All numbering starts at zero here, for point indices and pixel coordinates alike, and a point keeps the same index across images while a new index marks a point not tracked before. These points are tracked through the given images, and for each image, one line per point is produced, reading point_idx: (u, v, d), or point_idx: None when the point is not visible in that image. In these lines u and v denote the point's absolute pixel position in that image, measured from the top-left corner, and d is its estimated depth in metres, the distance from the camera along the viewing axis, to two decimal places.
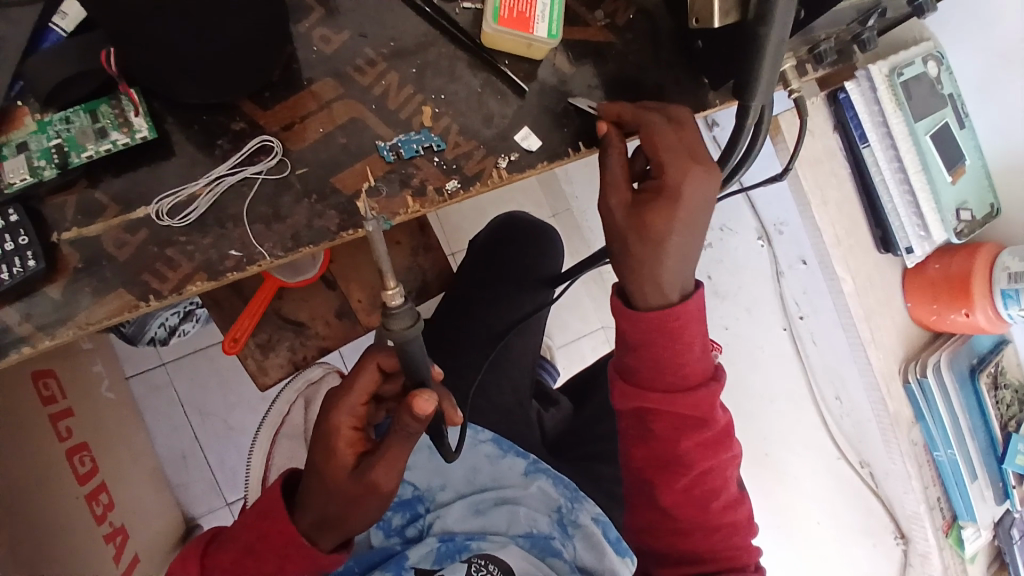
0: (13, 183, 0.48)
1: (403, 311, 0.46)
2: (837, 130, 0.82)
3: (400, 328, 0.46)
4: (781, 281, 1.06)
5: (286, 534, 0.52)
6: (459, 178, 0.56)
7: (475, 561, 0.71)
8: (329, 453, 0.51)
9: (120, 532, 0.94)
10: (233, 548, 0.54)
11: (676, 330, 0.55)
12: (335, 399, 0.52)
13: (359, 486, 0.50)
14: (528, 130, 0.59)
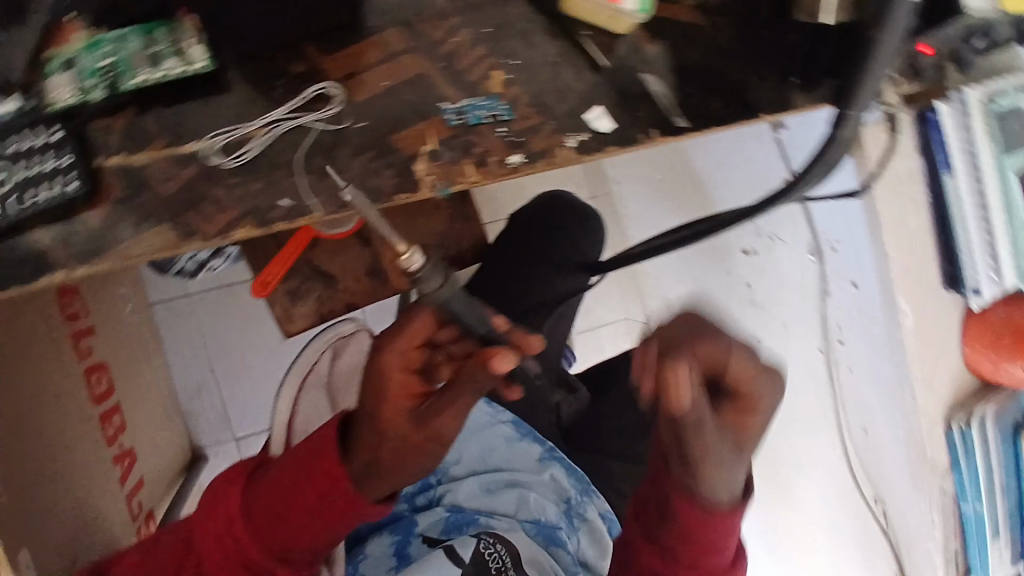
0: (58, 102, 0.46)
1: (428, 270, 0.49)
2: (920, 153, 0.75)
3: (432, 286, 0.49)
4: (826, 301, 0.99)
5: (336, 476, 0.47)
6: (524, 153, 0.52)
7: (484, 538, 0.68)
8: (387, 396, 0.47)
9: (128, 455, 0.95)
10: (273, 482, 0.48)
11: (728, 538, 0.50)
12: (392, 341, 0.47)
13: (422, 432, 0.46)
14: (601, 110, 0.54)
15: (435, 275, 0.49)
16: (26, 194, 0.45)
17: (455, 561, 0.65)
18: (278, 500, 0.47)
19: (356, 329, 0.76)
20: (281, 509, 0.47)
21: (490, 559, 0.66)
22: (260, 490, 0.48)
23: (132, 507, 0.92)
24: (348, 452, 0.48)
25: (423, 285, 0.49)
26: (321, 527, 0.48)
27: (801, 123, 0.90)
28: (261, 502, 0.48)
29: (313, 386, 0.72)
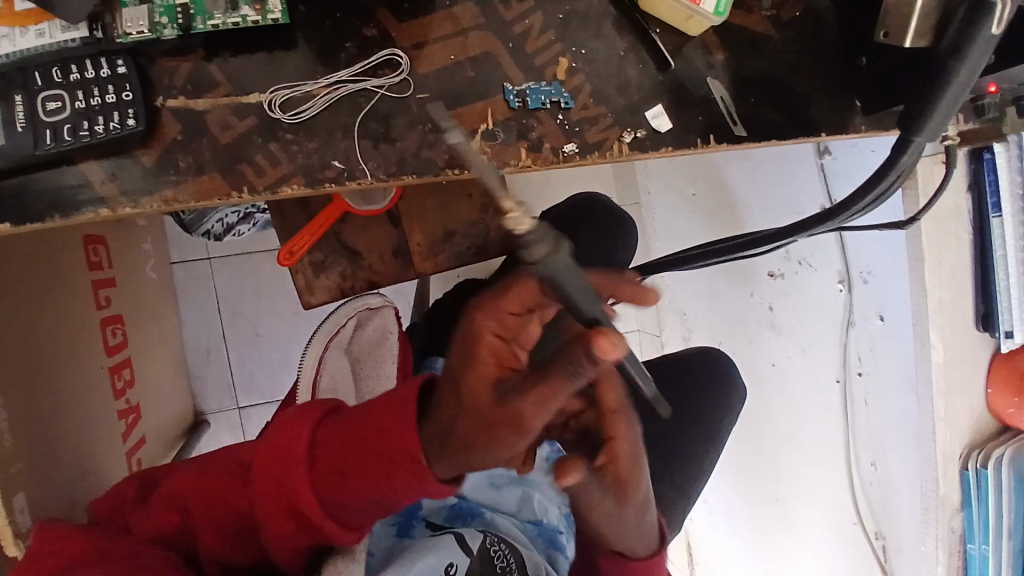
0: (130, 33, 0.45)
1: (537, 236, 0.39)
2: (970, 190, 0.75)
3: (543, 253, 0.39)
4: (849, 331, 1.00)
5: (408, 439, 0.46)
6: (578, 142, 0.51)
7: (491, 534, 0.67)
8: (476, 361, 0.46)
9: (134, 411, 0.94)
10: (349, 429, 0.47)
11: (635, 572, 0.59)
12: (490, 305, 0.48)
13: (500, 410, 0.44)
14: (661, 109, 0.54)
15: (545, 240, 0.39)
16: (80, 125, 0.44)
17: (463, 548, 0.63)
18: (346, 451, 0.47)
19: (383, 304, 0.76)
20: (345, 462, 0.46)
21: (496, 556, 0.65)
22: (330, 436, 0.48)
23: (132, 463, 0.91)
24: (423, 416, 0.47)
25: (525, 249, 0.39)
26: (379, 491, 0.46)
27: (847, 148, 0.90)
28: (328, 450, 0.47)
29: (337, 351, 0.72)
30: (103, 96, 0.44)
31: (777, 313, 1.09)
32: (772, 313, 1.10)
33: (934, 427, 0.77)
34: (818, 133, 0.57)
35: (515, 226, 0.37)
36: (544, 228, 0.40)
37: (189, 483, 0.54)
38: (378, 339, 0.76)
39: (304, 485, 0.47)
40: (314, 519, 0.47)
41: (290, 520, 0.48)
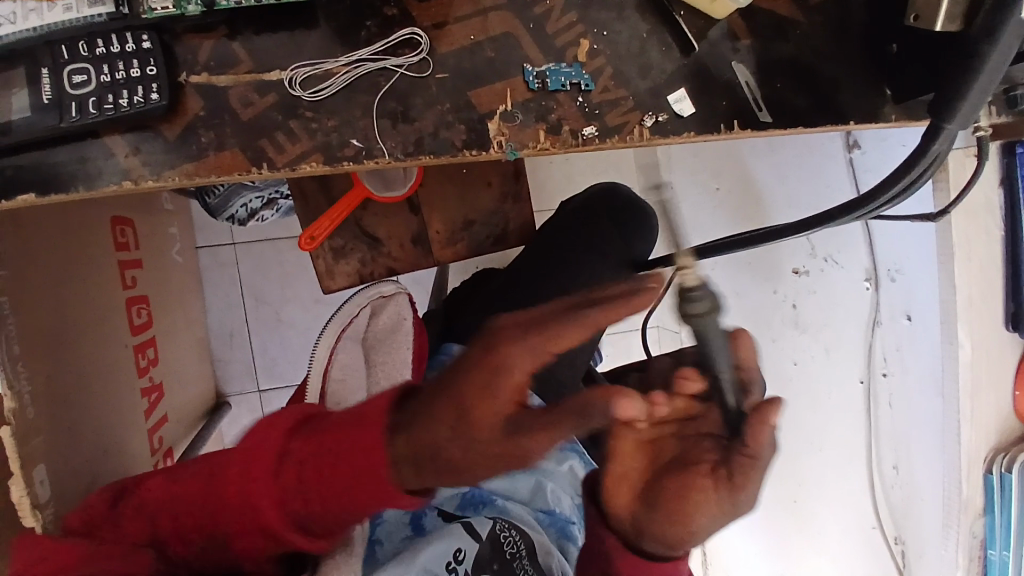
0: (154, 8, 0.46)
1: (704, 293, 0.48)
2: (1002, 185, 0.72)
3: (701, 310, 0.48)
4: (874, 331, 0.97)
5: (378, 456, 0.45)
6: (598, 125, 0.51)
7: (502, 522, 0.67)
8: (498, 393, 0.44)
9: (157, 390, 0.97)
10: (319, 442, 0.47)
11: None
12: (528, 334, 0.45)
13: (504, 448, 0.44)
14: (683, 93, 0.53)
15: (708, 300, 0.48)
16: (105, 98, 0.44)
17: (471, 534, 0.64)
18: (314, 467, 0.46)
19: (396, 291, 0.78)
20: (315, 478, 0.46)
21: (506, 543, 0.65)
22: (298, 450, 0.47)
23: (153, 441, 0.94)
24: (408, 431, 0.45)
25: (689, 301, 0.48)
26: (353, 505, 0.46)
27: (876, 138, 0.86)
28: (297, 466, 0.46)
29: (350, 342, 0.72)
30: (128, 71, 0.45)
31: (800, 310, 1.07)
32: (795, 311, 1.08)
33: (958, 426, 0.75)
34: (847, 122, 0.55)
35: (684, 281, 0.48)
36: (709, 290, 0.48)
37: (158, 491, 0.52)
38: (394, 325, 0.77)
39: (276, 500, 0.46)
40: (287, 532, 0.47)
41: (263, 533, 0.47)
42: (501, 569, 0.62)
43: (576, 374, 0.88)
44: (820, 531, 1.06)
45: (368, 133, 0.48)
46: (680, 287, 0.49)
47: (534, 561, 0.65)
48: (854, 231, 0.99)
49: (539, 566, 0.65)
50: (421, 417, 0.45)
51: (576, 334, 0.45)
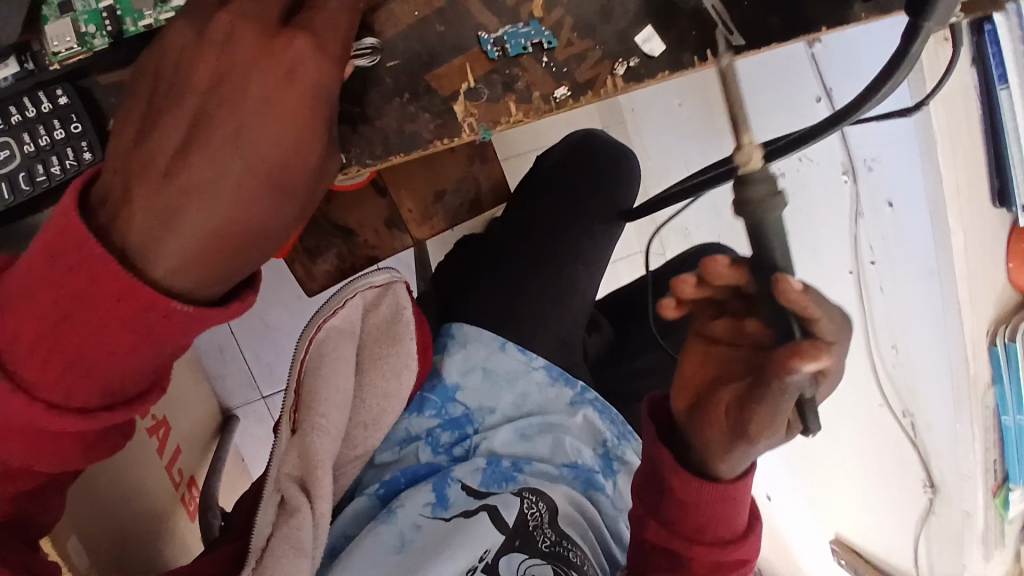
0: (58, 53, 0.48)
1: (763, 176, 0.45)
2: (975, 63, 0.76)
3: (761, 195, 0.45)
4: (857, 223, 0.99)
5: (135, 285, 0.39)
6: (569, 84, 0.47)
7: (526, 496, 0.68)
8: (264, 156, 0.40)
9: (163, 425, 1.00)
10: (79, 288, 0.39)
11: (729, 500, 0.61)
12: (256, 79, 0.41)
13: (256, 221, 0.41)
14: (651, 30, 0.49)
15: (769, 183, 0.45)
16: (35, 170, 0.46)
17: (497, 524, 0.65)
18: (72, 330, 0.40)
19: (389, 281, 0.74)
20: (77, 338, 0.40)
21: (529, 515, 0.66)
22: (11, 314, 0.40)
23: (172, 475, 1.00)
24: (161, 217, 0.39)
25: (749, 184, 0.45)
26: (122, 355, 0.41)
27: (838, 40, 0.88)
28: (39, 326, 0.40)
29: (336, 333, 0.66)
30: (51, 133, 0.47)
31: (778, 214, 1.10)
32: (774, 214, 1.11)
33: (959, 311, 0.86)
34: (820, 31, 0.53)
35: (747, 162, 0.44)
36: (770, 173, 0.46)
37: None
38: (393, 316, 0.72)
39: (60, 377, 0.41)
40: (81, 400, 0.42)
41: (60, 414, 0.42)
42: (523, 544, 0.64)
43: (580, 327, 0.88)
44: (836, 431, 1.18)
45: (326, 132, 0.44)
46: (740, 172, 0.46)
47: (555, 526, 0.66)
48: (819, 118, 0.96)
49: (560, 530, 0.66)
50: (151, 197, 0.40)
51: (306, 108, 0.41)
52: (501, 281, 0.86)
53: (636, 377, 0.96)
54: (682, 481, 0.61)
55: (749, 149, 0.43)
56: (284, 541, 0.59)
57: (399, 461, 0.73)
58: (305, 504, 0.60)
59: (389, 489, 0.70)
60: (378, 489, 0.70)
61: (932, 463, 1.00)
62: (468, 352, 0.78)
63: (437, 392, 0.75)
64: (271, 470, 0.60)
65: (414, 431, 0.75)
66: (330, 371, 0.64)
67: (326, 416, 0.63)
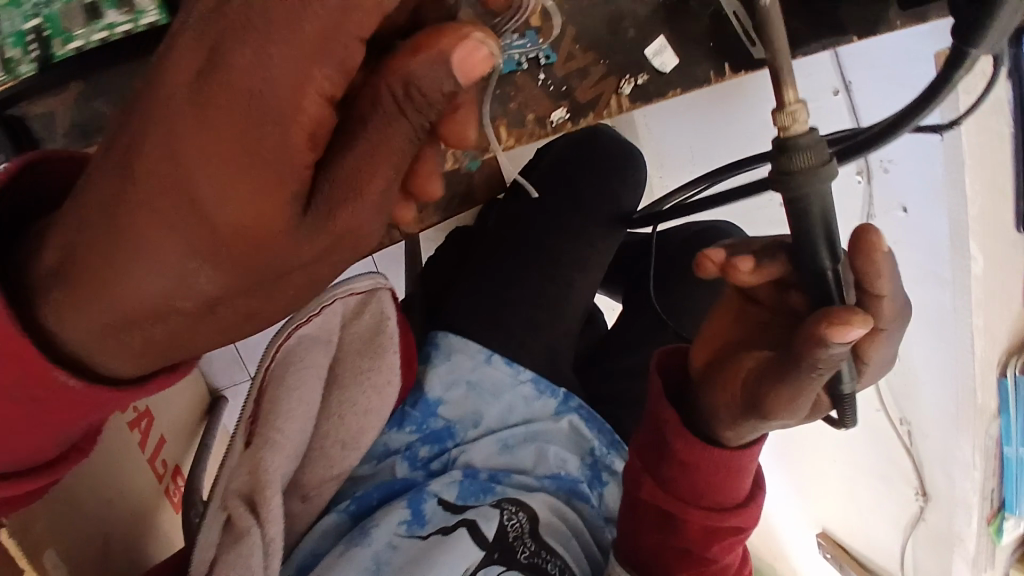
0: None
1: (808, 141, 0.39)
2: (1011, 78, 0.80)
3: (813, 164, 0.39)
4: (867, 226, 0.94)
5: (45, 368, 0.40)
6: (570, 105, 0.50)
7: (506, 508, 0.67)
8: (193, 226, 0.36)
9: (145, 417, 0.98)
10: None
11: (731, 466, 0.61)
12: (182, 122, 0.34)
13: (190, 299, 0.38)
14: (662, 44, 0.50)
15: (814, 148, 0.40)
16: None
17: (477, 539, 0.64)
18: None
19: (374, 287, 0.71)
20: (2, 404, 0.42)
21: (510, 527, 0.66)
22: None
23: (155, 467, 0.98)
24: (89, 297, 0.39)
25: (793, 154, 0.40)
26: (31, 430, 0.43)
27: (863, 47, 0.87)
28: None
29: (306, 339, 0.64)
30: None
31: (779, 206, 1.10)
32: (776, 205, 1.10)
33: (973, 337, 0.92)
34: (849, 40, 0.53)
35: (790, 122, 0.39)
36: (816, 136, 0.40)
37: None
38: (376, 325, 0.69)
39: None
40: None
41: None
42: (502, 556, 0.64)
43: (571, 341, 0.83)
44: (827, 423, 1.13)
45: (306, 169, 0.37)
46: (779, 137, 0.40)
47: (537, 538, 0.66)
48: (839, 107, 0.90)
49: (541, 541, 0.66)
50: (83, 273, 0.39)
51: (249, 161, 0.34)
52: (492, 287, 0.81)
53: (618, 381, 0.91)
54: (684, 442, 0.61)
55: (791, 109, 0.39)
56: (233, 565, 0.54)
57: (376, 475, 0.71)
58: (255, 527, 0.55)
59: (361, 506, 0.67)
60: (350, 506, 0.66)
61: (926, 471, 1.05)
62: (453, 364, 0.74)
63: (418, 406, 0.72)
64: (219, 485, 0.57)
65: (392, 445, 0.71)
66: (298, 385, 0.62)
67: (283, 431, 0.59)
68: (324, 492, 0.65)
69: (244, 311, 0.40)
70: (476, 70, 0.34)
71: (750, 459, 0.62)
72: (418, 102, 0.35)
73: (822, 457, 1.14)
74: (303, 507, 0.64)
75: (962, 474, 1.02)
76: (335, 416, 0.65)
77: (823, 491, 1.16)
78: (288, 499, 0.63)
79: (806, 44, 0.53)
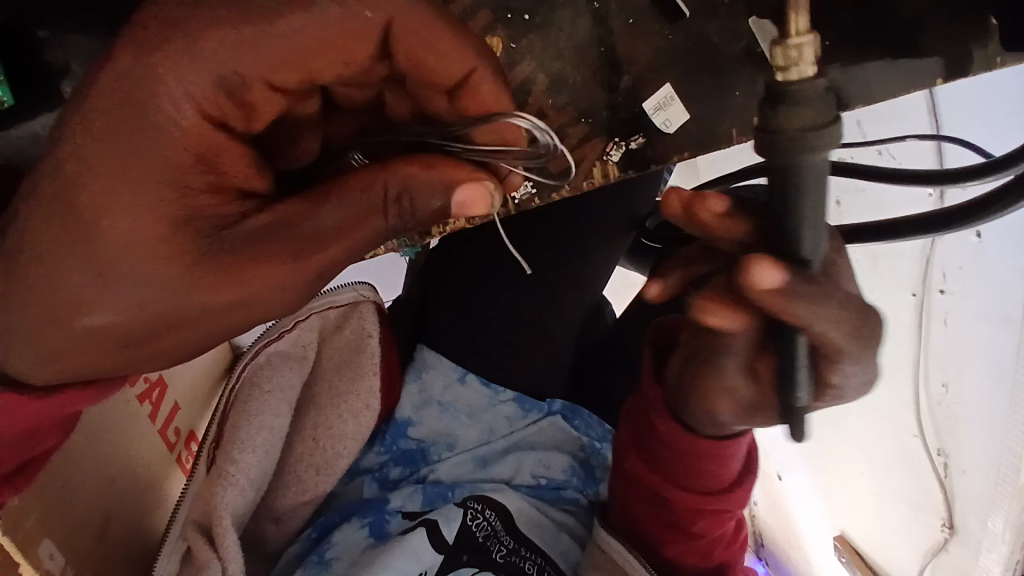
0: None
1: (814, 93, 0.32)
2: None
3: (806, 120, 0.32)
4: (934, 245, 0.85)
5: None
6: (540, 179, 0.50)
7: (469, 507, 0.65)
8: (91, 249, 0.38)
9: (157, 387, 0.99)
10: None
11: (720, 455, 0.59)
12: (106, 147, 0.37)
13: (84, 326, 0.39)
14: (669, 97, 0.49)
15: (818, 104, 0.33)
16: None
17: (435, 542, 0.62)
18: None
19: (356, 299, 0.67)
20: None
21: (477, 527, 0.64)
22: None
23: (167, 436, 1.00)
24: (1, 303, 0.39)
25: (789, 104, 0.33)
26: None
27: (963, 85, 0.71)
28: None
29: (277, 358, 0.63)
30: None
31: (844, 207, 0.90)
32: (839, 207, 0.91)
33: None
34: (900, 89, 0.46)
35: (787, 59, 0.33)
36: (824, 91, 0.33)
37: None
38: (358, 342, 0.66)
39: None
40: None
41: None
42: (472, 558, 0.63)
43: (561, 365, 0.76)
44: (855, 427, 1.07)
45: (247, 213, 0.41)
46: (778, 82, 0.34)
47: (513, 533, 0.66)
48: (915, 108, 0.75)
49: (520, 536, 0.66)
50: None
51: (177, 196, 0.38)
52: (467, 308, 0.74)
53: (614, 390, 0.80)
54: (666, 428, 0.59)
55: (794, 45, 0.33)
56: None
57: (344, 494, 0.69)
58: (213, 561, 0.54)
59: (322, 532, 0.64)
60: (311, 532, 0.64)
61: (956, 506, 0.95)
62: (424, 383, 0.71)
63: (390, 427, 0.70)
64: (179, 514, 0.57)
65: (364, 464, 0.70)
66: (265, 405, 0.61)
67: (238, 463, 0.58)
68: (298, 516, 0.64)
69: (136, 334, 0.40)
70: (474, 207, 0.44)
71: (738, 446, 0.59)
72: (406, 212, 0.43)
73: (856, 461, 1.09)
74: (276, 530, 0.64)
75: (988, 543, 0.92)
76: (311, 439, 0.64)
77: (851, 500, 1.12)
78: (262, 522, 0.63)
79: (874, 84, 0.45)
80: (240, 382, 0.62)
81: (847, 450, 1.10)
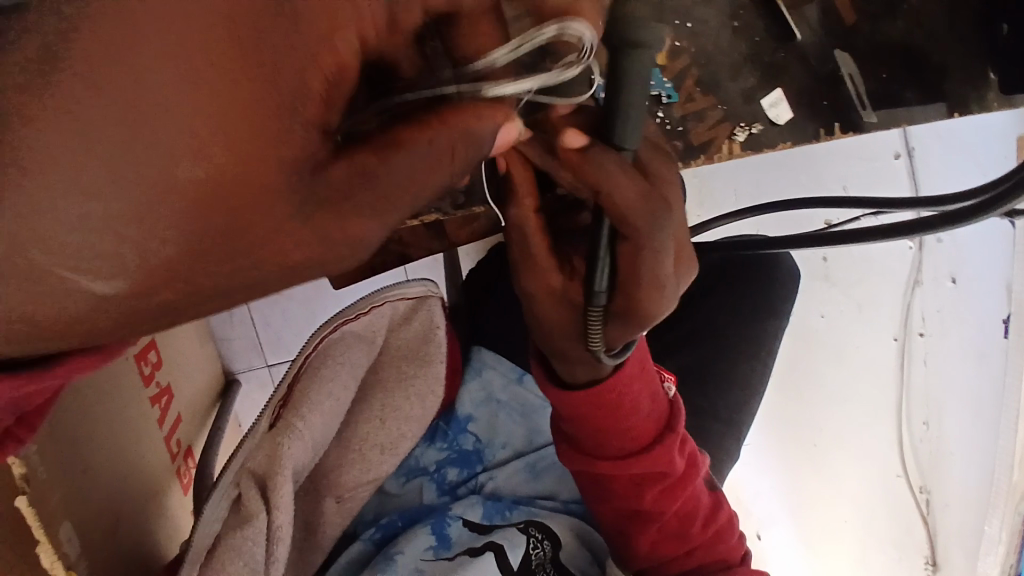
0: None
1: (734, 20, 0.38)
2: None
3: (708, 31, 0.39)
4: (914, 291, 0.99)
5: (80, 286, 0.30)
6: (682, 143, 0.48)
7: (531, 535, 0.66)
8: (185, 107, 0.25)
9: (165, 393, 0.87)
10: None
11: (623, 409, 0.58)
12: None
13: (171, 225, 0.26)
14: (778, 95, 0.50)
15: None
16: None
17: (502, 566, 0.62)
18: None
19: (425, 294, 0.67)
20: None
21: (532, 552, 0.65)
22: None
23: (171, 446, 0.87)
24: None
25: None
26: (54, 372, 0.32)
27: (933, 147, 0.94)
28: None
29: (351, 337, 0.63)
30: None
31: (832, 263, 0.98)
32: (827, 263, 0.99)
33: None
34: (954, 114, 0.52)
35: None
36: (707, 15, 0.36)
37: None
38: (426, 333, 0.68)
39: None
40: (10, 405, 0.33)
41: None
42: None
43: None
44: (838, 474, 1.04)
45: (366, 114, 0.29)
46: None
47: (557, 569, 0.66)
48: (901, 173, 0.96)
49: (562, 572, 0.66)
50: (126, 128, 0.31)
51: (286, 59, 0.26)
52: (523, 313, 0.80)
53: None
54: (548, 390, 0.57)
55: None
56: (235, 550, 0.51)
57: (402, 496, 0.72)
58: (262, 512, 0.52)
59: (385, 534, 0.68)
60: (375, 533, 0.67)
61: (939, 540, 1.05)
62: (484, 382, 0.77)
63: (450, 423, 0.75)
64: (234, 461, 0.55)
65: (422, 463, 0.73)
66: (336, 375, 0.61)
67: (305, 420, 0.57)
68: (356, 496, 0.65)
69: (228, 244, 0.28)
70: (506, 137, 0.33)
71: (636, 404, 0.58)
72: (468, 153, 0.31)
73: (839, 509, 1.05)
74: (335, 508, 0.64)
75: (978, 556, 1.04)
76: (376, 420, 0.65)
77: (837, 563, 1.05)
78: (323, 499, 0.63)
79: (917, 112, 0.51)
80: (314, 351, 0.61)
81: (830, 497, 1.05)
